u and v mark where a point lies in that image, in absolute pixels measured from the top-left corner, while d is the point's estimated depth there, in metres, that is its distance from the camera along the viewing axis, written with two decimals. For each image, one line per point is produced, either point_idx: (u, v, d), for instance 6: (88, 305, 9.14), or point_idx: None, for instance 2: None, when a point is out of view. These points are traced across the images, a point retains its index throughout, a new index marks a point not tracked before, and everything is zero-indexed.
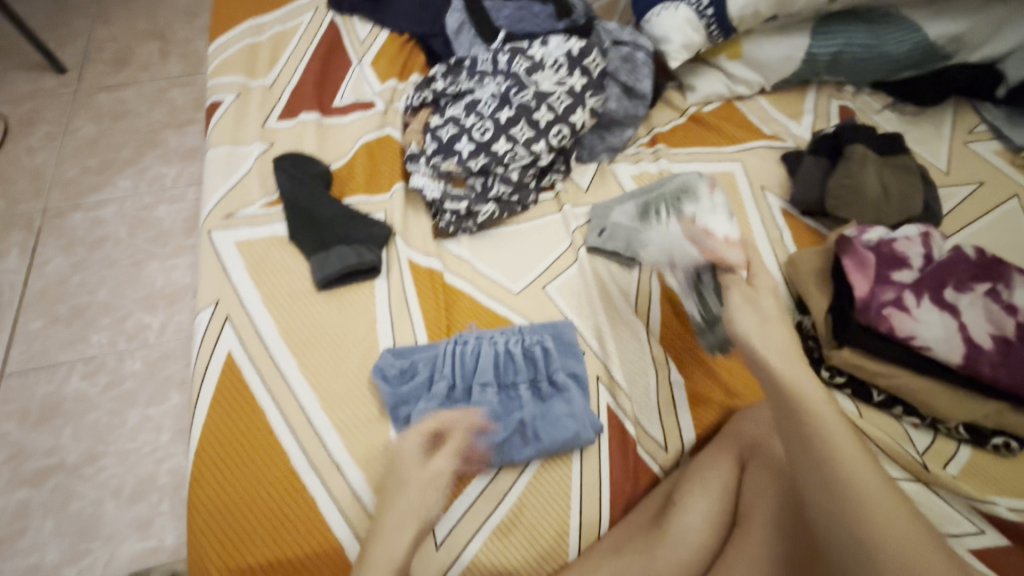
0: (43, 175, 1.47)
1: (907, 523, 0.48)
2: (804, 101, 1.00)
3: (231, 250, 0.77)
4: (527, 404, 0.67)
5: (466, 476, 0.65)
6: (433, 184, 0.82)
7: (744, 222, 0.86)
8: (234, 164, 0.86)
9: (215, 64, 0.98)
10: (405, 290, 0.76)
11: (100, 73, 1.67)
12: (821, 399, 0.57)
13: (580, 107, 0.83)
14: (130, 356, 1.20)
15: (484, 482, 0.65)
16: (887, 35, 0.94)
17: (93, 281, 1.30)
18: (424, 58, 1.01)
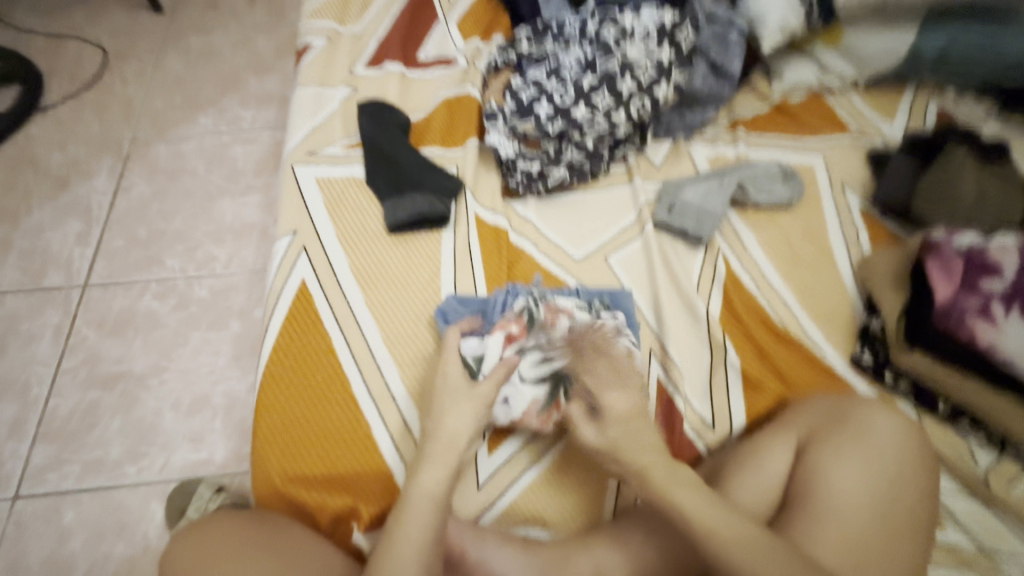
0: (133, 106, 1.56)
1: (915, 547, 0.55)
2: (898, 100, 0.95)
3: (311, 184, 0.81)
4: None
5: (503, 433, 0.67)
6: (508, 143, 0.83)
7: (818, 217, 0.83)
8: (319, 105, 0.89)
9: (310, 9, 1.02)
10: (470, 243, 0.78)
11: (192, 16, 1.75)
12: (883, 413, 0.61)
13: (664, 81, 0.83)
14: (198, 283, 1.27)
15: (517, 443, 0.67)
16: (1006, 36, 0.87)
17: (171, 209, 1.38)
18: (508, 20, 1.01)
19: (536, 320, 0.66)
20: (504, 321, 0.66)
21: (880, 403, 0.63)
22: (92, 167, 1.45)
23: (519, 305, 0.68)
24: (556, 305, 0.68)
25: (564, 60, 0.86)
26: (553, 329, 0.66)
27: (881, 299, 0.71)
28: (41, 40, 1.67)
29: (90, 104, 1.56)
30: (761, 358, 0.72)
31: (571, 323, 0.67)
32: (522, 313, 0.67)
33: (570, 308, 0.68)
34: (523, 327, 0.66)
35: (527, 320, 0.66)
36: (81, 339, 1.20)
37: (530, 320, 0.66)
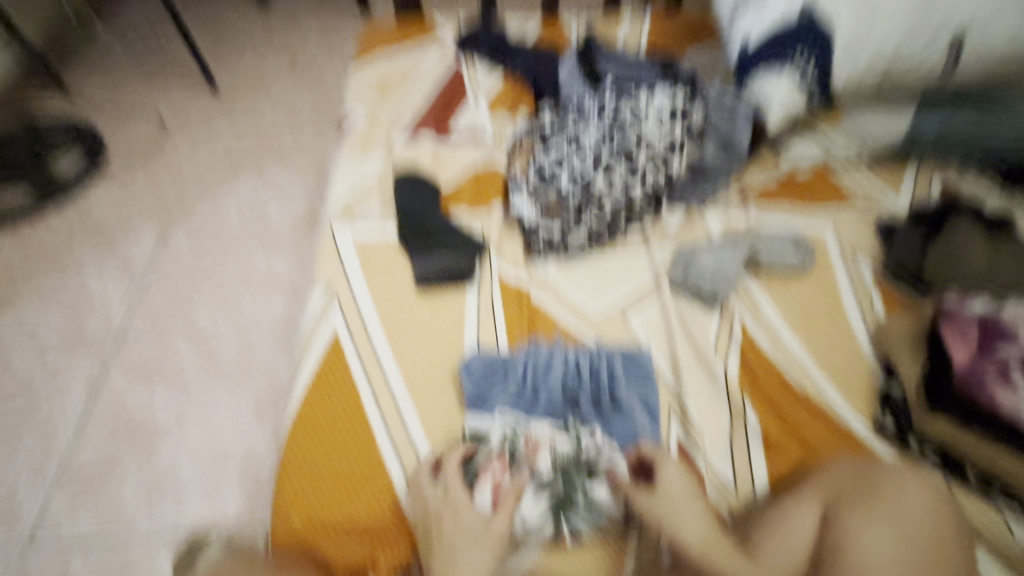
0: (184, 171, 1.70)
1: None
2: (904, 177, 0.98)
3: (348, 243, 0.87)
4: (585, 421, 0.70)
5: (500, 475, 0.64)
6: (532, 209, 0.90)
7: (831, 280, 0.85)
8: (357, 170, 0.97)
9: (353, 86, 1.12)
10: (494, 300, 0.82)
11: (242, 92, 1.93)
12: (919, 490, 0.59)
13: (677, 156, 0.92)
14: (227, 333, 1.32)
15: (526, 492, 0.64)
16: (997, 119, 0.94)
17: (207, 264, 1.46)
18: (530, 99, 1.11)
19: (517, 454, 0.65)
20: (483, 471, 0.63)
21: (915, 479, 0.60)
22: (140, 225, 1.56)
23: (546, 425, 0.68)
24: (534, 435, 0.67)
25: (585, 137, 0.95)
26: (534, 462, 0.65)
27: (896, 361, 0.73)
28: (107, 112, 1.84)
29: (145, 167, 1.70)
30: (782, 421, 0.72)
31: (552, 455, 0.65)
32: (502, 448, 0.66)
33: (548, 435, 0.67)
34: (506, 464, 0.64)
35: (508, 457, 0.65)
36: (110, 384, 1.24)
37: (510, 456, 0.65)
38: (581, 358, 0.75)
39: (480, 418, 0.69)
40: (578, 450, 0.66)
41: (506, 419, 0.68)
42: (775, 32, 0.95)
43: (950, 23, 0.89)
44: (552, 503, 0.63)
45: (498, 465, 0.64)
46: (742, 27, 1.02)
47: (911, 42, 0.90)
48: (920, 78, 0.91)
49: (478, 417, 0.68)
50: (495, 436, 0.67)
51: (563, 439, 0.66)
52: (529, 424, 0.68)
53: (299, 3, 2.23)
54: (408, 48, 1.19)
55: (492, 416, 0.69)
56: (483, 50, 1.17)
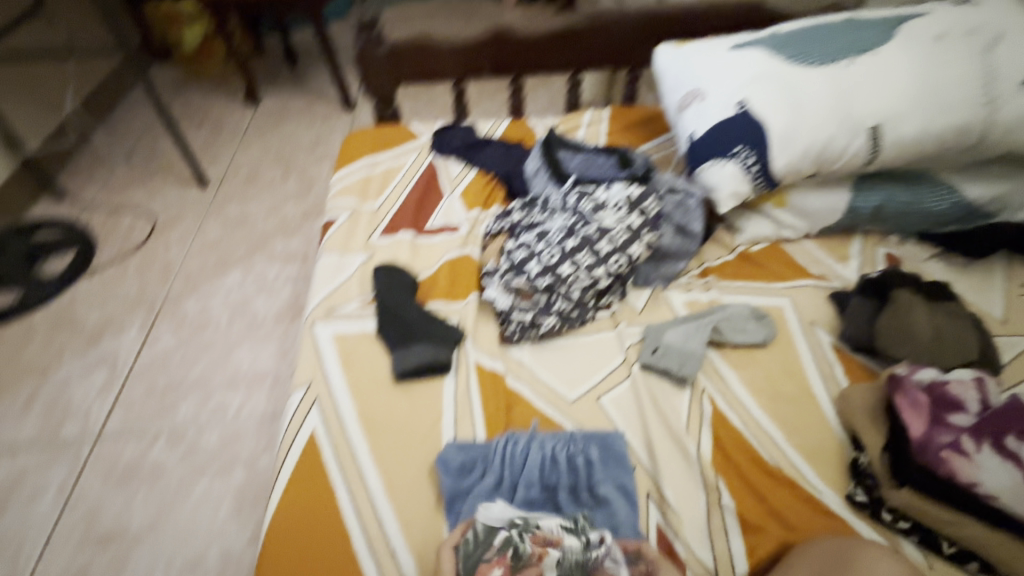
0: (172, 267, 1.74)
1: None
2: (850, 245, 1.08)
3: (328, 340, 0.90)
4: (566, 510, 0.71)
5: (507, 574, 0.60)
6: (503, 297, 0.93)
7: (792, 351, 0.90)
8: (338, 269, 1.02)
9: (336, 189, 1.20)
10: (470, 390, 0.84)
11: (233, 190, 2.04)
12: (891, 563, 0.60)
13: (637, 241, 0.96)
14: (208, 430, 1.31)
15: None
16: (926, 195, 1.03)
17: (191, 359, 1.47)
18: (503, 193, 1.20)
19: (523, 555, 0.61)
20: (488, 571, 0.60)
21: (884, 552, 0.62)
22: (125, 322, 1.57)
23: (556, 525, 0.65)
24: (543, 534, 0.63)
25: (551, 227, 1.00)
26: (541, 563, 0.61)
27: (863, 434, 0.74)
28: (99, 213, 1.91)
29: (133, 265, 1.75)
30: (760, 500, 0.73)
31: (560, 557, 0.61)
32: (507, 546, 0.62)
33: (558, 533, 0.64)
34: (510, 565, 0.61)
35: (514, 556, 0.61)
36: (85, 492, 1.21)
37: (517, 556, 0.61)
38: (556, 445, 0.76)
39: (491, 510, 0.66)
40: (587, 551, 0.62)
41: (515, 516, 0.66)
42: (718, 126, 1.03)
43: (868, 122, 0.95)
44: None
45: (505, 566, 0.61)
46: (687, 122, 1.09)
47: (834, 140, 0.96)
48: (851, 162, 0.98)
49: (489, 512, 0.66)
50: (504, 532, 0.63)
51: (572, 540, 0.63)
52: (539, 520, 0.65)
53: (290, 112, 2.45)
54: (388, 152, 1.29)
55: (503, 514, 0.66)
56: (457, 150, 1.28)
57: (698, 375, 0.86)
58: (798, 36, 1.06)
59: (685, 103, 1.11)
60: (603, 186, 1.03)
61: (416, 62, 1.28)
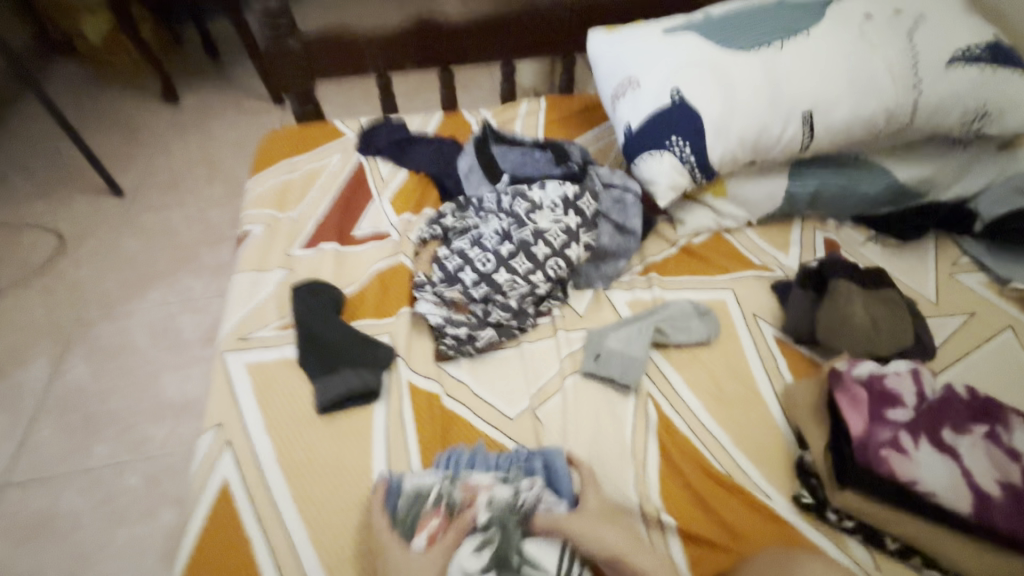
0: (82, 287, 1.58)
1: None
2: (789, 233, 1.07)
3: (241, 371, 0.81)
4: None
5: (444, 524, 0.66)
6: (437, 310, 0.88)
7: (736, 347, 0.88)
8: (253, 289, 0.92)
9: (251, 199, 1.10)
10: (403, 416, 0.78)
11: (151, 197, 1.87)
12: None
13: (574, 243, 0.91)
14: (131, 469, 1.21)
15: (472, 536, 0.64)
16: (859, 179, 1.03)
17: (109, 390, 1.34)
18: (436, 194, 1.13)
19: (455, 504, 0.67)
20: (423, 522, 0.66)
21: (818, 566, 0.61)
22: (30, 354, 1.42)
23: (487, 477, 0.70)
24: (472, 483, 0.69)
25: (484, 231, 0.94)
26: (472, 510, 0.66)
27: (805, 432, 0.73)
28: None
29: (37, 289, 1.58)
30: (704, 511, 0.71)
31: (490, 500, 0.67)
32: (439, 503, 0.67)
33: (486, 482, 0.69)
34: (445, 517, 0.66)
35: (448, 506, 0.67)
36: None
37: (450, 506, 0.67)
38: (505, 464, 0.72)
39: (420, 475, 0.70)
40: (516, 497, 0.67)
41: (447, 472, 0.71)
42: (652, 116, 0.99)
43: (801, 106, 0.93)
44: (493, 555, 0.63)
45: (439, 515, 0.66)
46: (622, 113, 1.05)
47: (770, 127, 0.94)
48: (789, 150, 0.97)
49: (423, 472, 0.71)
50: (436, 488, 0.69)
51: (502, 486, 0.68)
52: (467, 476, 0.70)
53: (212, 109, 2.27)
54: (308, 155, 1.19)
55: (433, 471, 0.71)
56: (385, 149, 1.19)
57: (642, 381, 0.83)
58: (731, 19, 1.03)
59: (620, 91, 1.06)
60: (537, 184, 0.97)
61: (333, 53, 1.18)
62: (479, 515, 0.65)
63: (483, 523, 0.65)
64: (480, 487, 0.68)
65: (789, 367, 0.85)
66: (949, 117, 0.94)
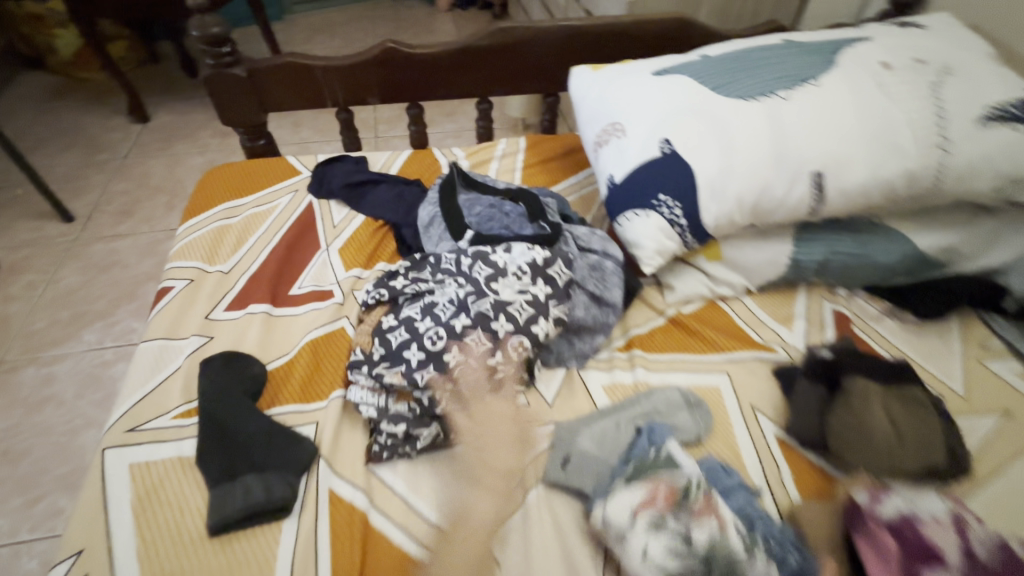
0: (10, 326, 1.43)
1: None
2: (793, 302, 0.93)
3: (123, 475, 0.66)
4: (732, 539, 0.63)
5: (669, 503, 0.61)
6: (371, 399, 0.73)
7: (732, 450, 0.73)
8: (160, 362, 0.78)
9: (179, 248, 0.96)
10: (317, 536, 0.63)
11: (103, 224, 1.73)
12: None
13: (542, 317, 0.77)
14: (29, 550, 1.04)
15: (693, 524, 0.59)
16: (873, 246, 0.90)
17: (20, 450, 1.18)
18: (393, 246, 0.99)
19: (689, 499, 0.61)
20: (655, 483, 0.62)
21: None
22: None
23: (730, 515, 0.61)
24: (717, 505, 0.61)
25: (439, 297, 0.80)
26: (700, 522, 0.59)
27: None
28: None
29: None
30: None
31: (721, 536, 0.58)
32: (678, 485, 0.63)
33: (728, 518, 0.60)
34: (674, 497, 0.61)
35: (681, 492, 0.62)
36: None
37: (683, 494, 0.62)
38: (758, 523, 0.62)
39: (680, 452, 0.67)
40: (745, 557, 0.57)
41: (702, 477, 0.65)
42: (638, 169, 0.87)
43: (809, 166, 0.80)
44: (679, 568, 0.56)
45: (668, 491, 0.62)
46: (605, 163, 0.92)
47: (772, 187, 0.81)
48: (794, 212, 0.83)
49: (683, 455, 0.67)
50: (684, 474, 0.64)
51: (739, 538, 0.58)
52: (716, 498, 0.62)
53: (183, 130, 2.15)
54: (253, 197, 1.06)
55: (698, 464, 0.67)
56: (339, 192, 1.06)
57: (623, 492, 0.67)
58: (731, 60, 0.90)
59: (604, 138, 0.94)
60: (503, 244, 0.84)
61: (288, 84, 1.05)
62: (697, 528, 0.58)
63: (693, 535, 0.58)
64: (718, 514, 0.60)
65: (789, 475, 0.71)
66: (981, 183, 0.80)
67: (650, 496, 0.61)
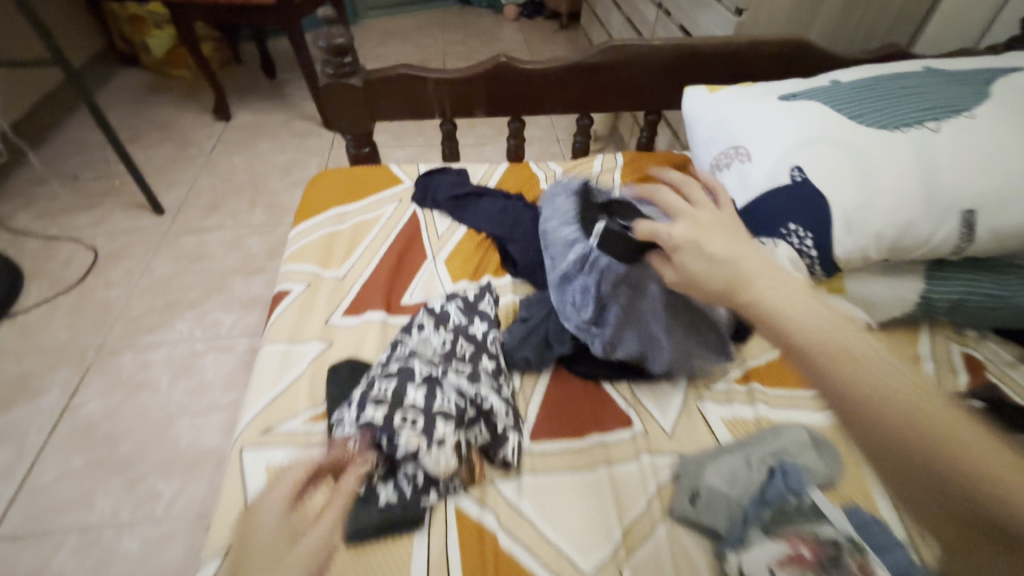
0: (111, 311, 1.50)
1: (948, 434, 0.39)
2: (916, 343, 0.88)
3: (260, 476, 0.67)
4: None
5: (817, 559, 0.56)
6: (373, 409, 0.65)
7: (870, 501, 0.68)
8: (285, 364, 0.79)
9: (293, 250, 0.98)
10: (449, 554, 0.63)
11: (192, 217, 1.80)
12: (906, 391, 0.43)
13: (497, 426, 0.71)
14: (130, 532, 1.08)
15: None
16: (1017, 288, 0.83)
17: (121, 433, 1.23)
18: (498, 258, 1.00)
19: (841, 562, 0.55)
20: (795, 539, 0.58)
21: None
22: (45, 381, 1.33)
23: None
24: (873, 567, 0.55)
25: (447, 375, 0.72)
26: None
27: (872, 441, 0.41)
28: (34, 243, 1.68)
29: (64, 309, 1.50)
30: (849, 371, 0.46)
31: None
32: (826, 544, 0.57)
33: None
34: (821, 555, 0.56)
35: (829, 554, 0.56)
36: None
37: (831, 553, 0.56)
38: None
39: (826, 503, 0.63)
40: None
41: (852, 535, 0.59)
42: (765, 196, 0.83)
43: (959, 205, 0.76)
44: None
45: (812, 547, 0.57)
46: (725, 186, 0.90)
47: (916, 224, 0.77)
48: (937, 250, 0.79)
49: (827, 506, 0.62)
50: (831, 531, 0.59)
51: None
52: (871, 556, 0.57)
53: (264, 129, 2.23)
54: (359, 203, 1.08)
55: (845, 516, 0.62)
56: (444, 203, 1.07)
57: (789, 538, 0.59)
58: (867, 87, 0.88)
59: (723, 161, 0.92)
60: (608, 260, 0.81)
61: (402, 94, 1.07)
62: None
63: None
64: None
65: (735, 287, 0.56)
66: None
67: (791, 555, 0.56)
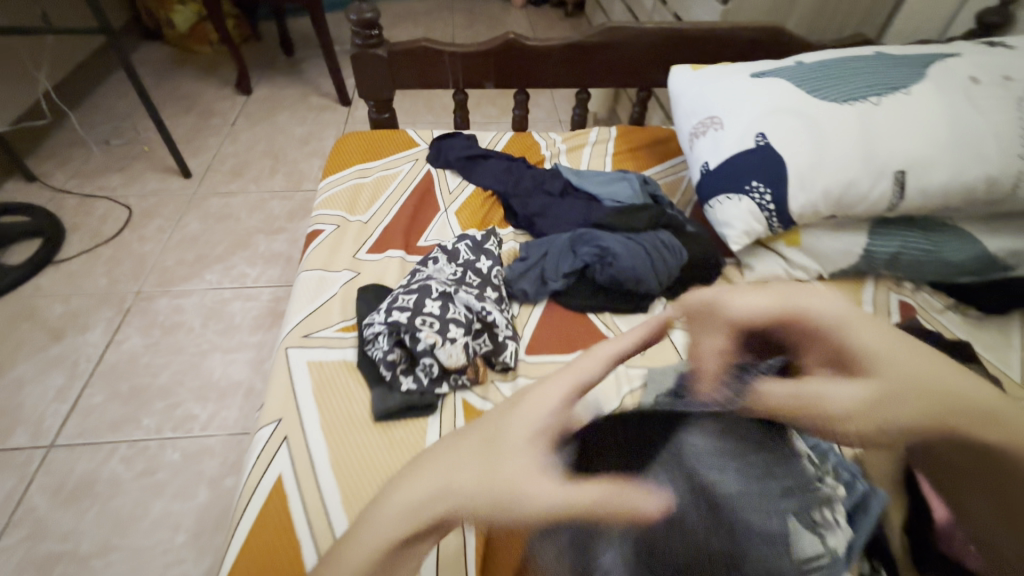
0: (146, 261, 1.64)
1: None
2: (861, 291, 1.02)
3: (303, 369, 0.82)
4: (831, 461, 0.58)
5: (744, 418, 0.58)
6: (398, 314, 0.81)
7: None
8: (320, 288, 0.94)
9: (323, 199, 1.12)
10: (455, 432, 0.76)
11: (218, 182, 1.94)
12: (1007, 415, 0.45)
13: (497, 337, 0.85)
14: (172, 445, 1.23)
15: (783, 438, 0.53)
16: (944, 244, 0.97)
17: (160, 364, 1.38)
18: (502, 213, 1.14)
19: None
20: None
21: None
22: (90, 319, 1.47)
23: None
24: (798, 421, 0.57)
25: (459, 292, 0.86)
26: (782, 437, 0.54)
27: None
28: (72, 200, 1.81)
29: (104, 258, 1.64)
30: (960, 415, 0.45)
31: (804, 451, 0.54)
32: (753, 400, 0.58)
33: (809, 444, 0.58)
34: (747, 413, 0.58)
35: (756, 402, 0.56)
36: (29, 509, 1.13)
37: None
38: None
39: None
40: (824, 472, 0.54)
41: None
42: (732, 158, 0.98)
43: (893, 166, 0.89)
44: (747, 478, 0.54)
45: None
46: (700, 152, 1.04)
47: (858, 182, 0.91)
48: (874, 207, 0.93)
49: None
50: None
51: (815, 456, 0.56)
52: None
53: (283, 103, 2.36)
54: (380, 161, 1.22)
55: None
56: (454, 162, 1.20)
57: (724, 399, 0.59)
58: (825, 68, 1.01)
59: (701, 129, 1.06)
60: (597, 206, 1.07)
61: (420, 65, 1.21)
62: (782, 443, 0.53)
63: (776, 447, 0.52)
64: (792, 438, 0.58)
65: (943, 416, 0.41)
66: None
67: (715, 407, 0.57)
